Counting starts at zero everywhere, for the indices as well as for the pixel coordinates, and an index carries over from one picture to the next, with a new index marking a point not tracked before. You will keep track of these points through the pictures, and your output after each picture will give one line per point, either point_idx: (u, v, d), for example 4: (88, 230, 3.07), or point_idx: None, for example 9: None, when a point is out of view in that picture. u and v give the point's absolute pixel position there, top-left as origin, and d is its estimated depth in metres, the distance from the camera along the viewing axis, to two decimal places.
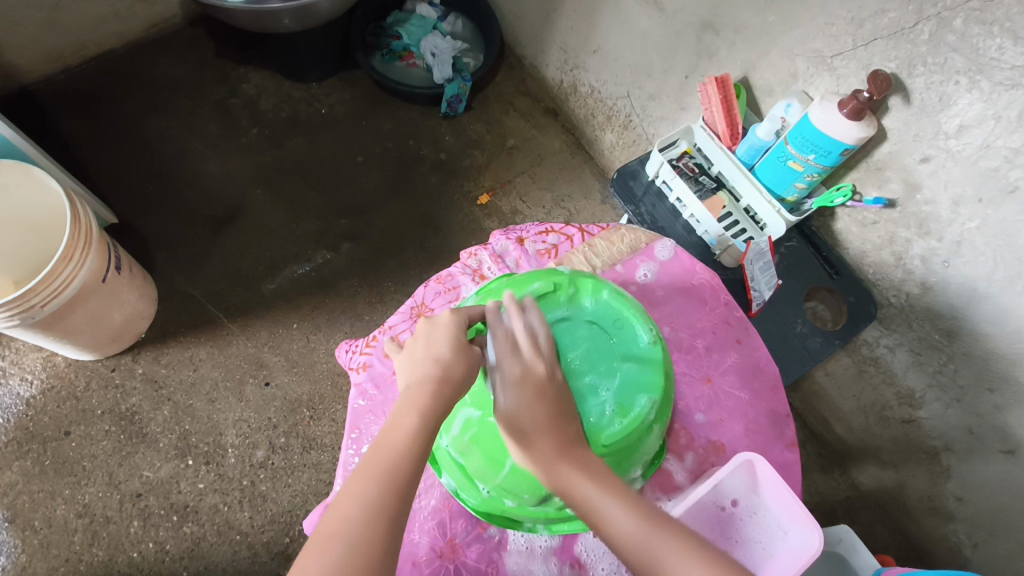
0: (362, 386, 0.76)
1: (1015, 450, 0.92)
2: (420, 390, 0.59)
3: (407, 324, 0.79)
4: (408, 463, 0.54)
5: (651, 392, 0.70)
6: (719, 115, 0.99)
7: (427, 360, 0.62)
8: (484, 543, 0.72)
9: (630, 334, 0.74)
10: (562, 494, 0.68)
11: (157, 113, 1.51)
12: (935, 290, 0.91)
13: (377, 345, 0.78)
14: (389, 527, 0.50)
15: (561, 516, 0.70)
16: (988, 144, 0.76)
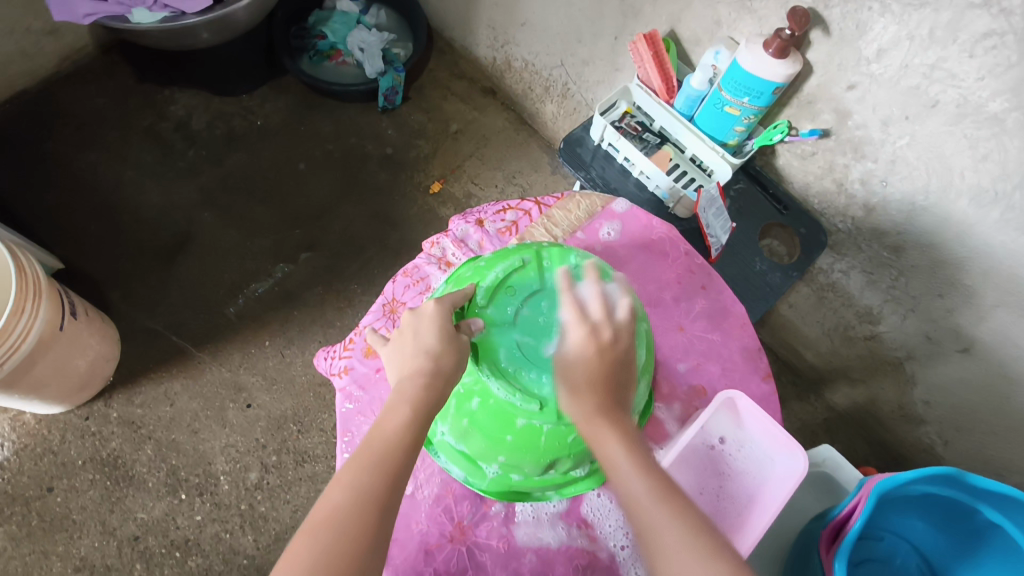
0: (347, 390, 0.73)
1: (969, 348, 0.98)
2: (411, 383, 0.60)
3: (382, 321, 0.78)
4: (398, 456, 0.56)
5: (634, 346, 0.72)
6: (653, 72, 1.01)
7: (417, 353, 0.62)
8: (491, 520, 0.73)
9: None
10: (565, 460, 0.70)
11: (85, 149, 1.46)
12: (877, 209, 0.96)
13: (355, 348, 0.77)
14: (373, 516, 0.51)
15: (566, 480, 0.72)
16: (906, 64, 0.79)
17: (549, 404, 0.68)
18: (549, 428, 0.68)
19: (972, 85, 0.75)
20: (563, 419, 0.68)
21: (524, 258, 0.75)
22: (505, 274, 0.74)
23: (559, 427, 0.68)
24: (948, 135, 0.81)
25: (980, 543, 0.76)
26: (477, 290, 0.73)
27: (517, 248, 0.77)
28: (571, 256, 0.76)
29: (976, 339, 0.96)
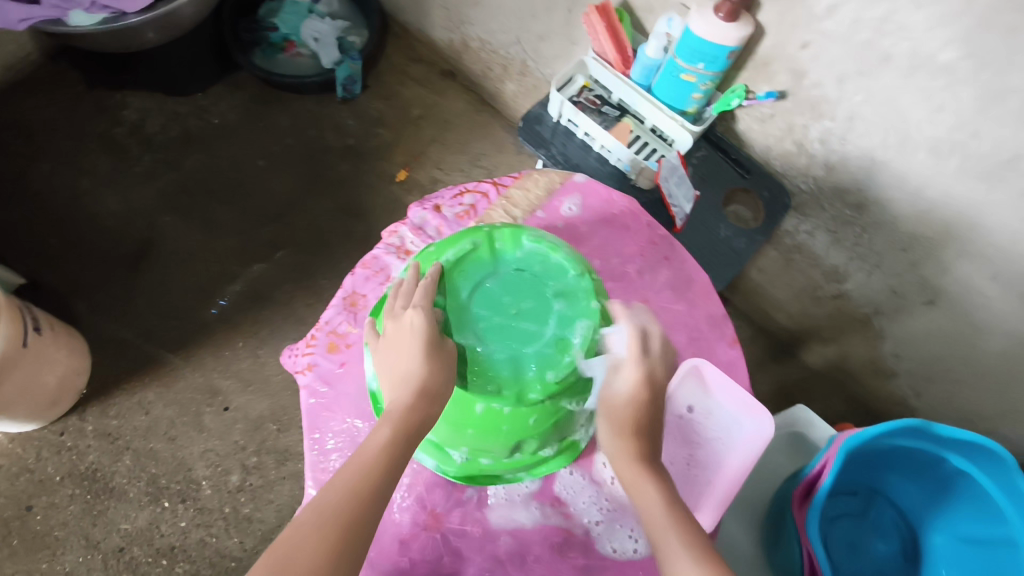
0: (311, 387, 0.73)
1: (933, 299, 0.99)
2: (397, 401, 0.61)
3: (343, 316, 0.76)
4: (371, 478, 0.55)
5: (587, 319, 0.71)
6: (607, 43, 0.99)
7: (401, 368, 0.63)
8: (464, 506, 0.73)
9: (562, 271, 0.73)
10: (532, 440, 0.70)
11: (38, 160, 1.42)
12: (837, 168, 0.96)
13: (316, 344, 0.75)
14: (335, 530, 0.51)
15: (535, 461, 0.72)
16: (857, 19, 0.78)
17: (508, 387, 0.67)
18: (510, 411, 0.67)
19: (923, 36, 0.74)
20: (523, 401, 0.67)
21: (474, 242, 0.74)
22: (456, 259, 0.72)
23: (520, 409, 0.67)
24: (902, 88, 0.80)
25: (952, 490, 0.78)
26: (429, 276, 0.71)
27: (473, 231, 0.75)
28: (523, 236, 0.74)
29: (941, 290, 0.97)
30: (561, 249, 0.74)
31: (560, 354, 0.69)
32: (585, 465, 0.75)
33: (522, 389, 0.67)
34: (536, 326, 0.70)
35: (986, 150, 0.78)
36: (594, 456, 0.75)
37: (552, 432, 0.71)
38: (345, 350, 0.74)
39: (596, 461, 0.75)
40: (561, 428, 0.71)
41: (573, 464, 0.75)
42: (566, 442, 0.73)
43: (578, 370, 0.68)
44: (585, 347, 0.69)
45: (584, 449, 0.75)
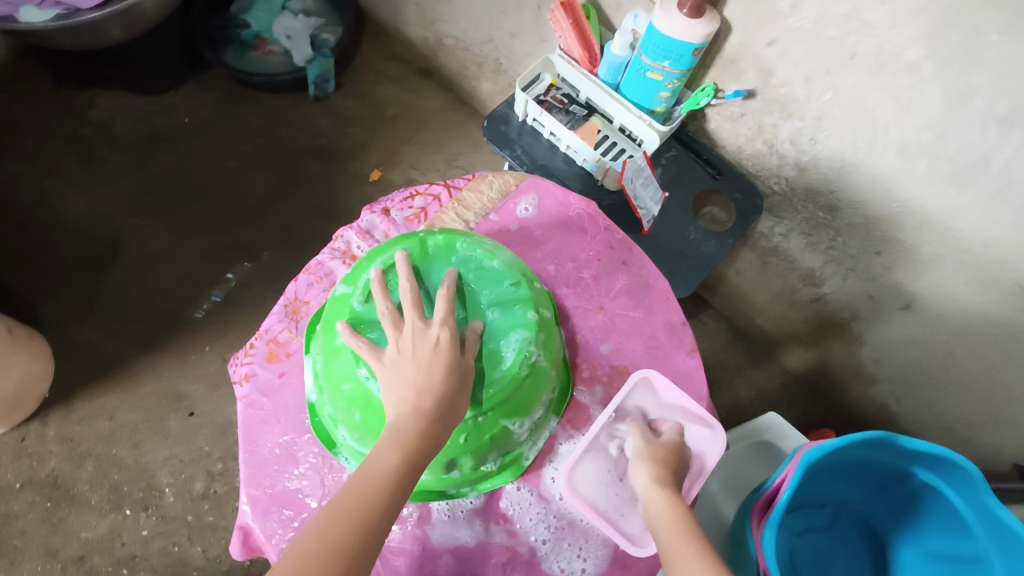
0: (248, 398, 0.71)
1: (910, 304, 0.96)
2: (406, 417, 0.56)
3: (284, 324, 0.75)
4: (379, 505, 0.51)
5: (523, 330, 0.67)
6: (573, 41, 0.96)
7: (422, 389, 0.57)
8: (403, 523, 0.68)
9: (495, 279, 0.70)
10: (466, 457, 0.65)
11: (5, 160, 1.39)
12: (809, 169, 0.92)
13: (256, 353, 0.73)
14: (337, 564, 0.46)
15: (479, 476, 0.68)
16: (822, 15, 0.76)
17: None
18: None
19: (887, 33, 0.72)
20: None
21: (405, 247, 0.71)
22: (385, 265, 0.68)
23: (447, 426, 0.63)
24: (869, 87, 0.78)
25: (919, 502, 0.76)
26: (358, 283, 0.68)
27: (404, 238, 0.72)
28: (456, 243, 0.71)
29: (916, 294, 0.94)
30: (497, 256, 0.71)
31: (492, 366, 0.65)
32: (533, 481, 0.71)
33: None
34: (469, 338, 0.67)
35: (955, 152, 0.75)
36: (542, 471, 0.71)
37: (490, 449, 0.66)
38: (284, 360, 0.73)
39: (543, 476, 0.71)
40: (500, 445, 0.67)
41: (521, 479, 0.71)
42: (510, 457, 0.69)
43: (512, 382, 0.65)
44: (520, 358, 0.66)
45: (532, 464, 0.72)
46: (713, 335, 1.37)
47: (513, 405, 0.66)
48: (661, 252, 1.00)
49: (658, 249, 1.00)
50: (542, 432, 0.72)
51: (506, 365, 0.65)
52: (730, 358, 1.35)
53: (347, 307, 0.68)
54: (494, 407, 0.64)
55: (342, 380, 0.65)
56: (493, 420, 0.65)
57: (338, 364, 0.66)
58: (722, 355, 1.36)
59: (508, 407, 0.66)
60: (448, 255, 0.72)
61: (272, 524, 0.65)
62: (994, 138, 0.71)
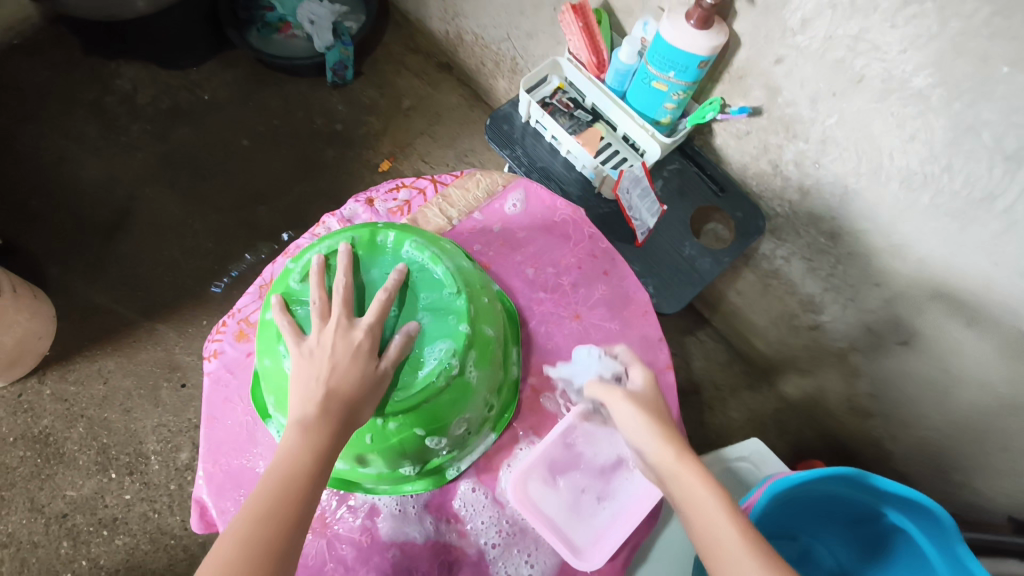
0: (214, 375, 0.72)
1: (909, 341, 0.93)
2: (306, 406, 0.56)
3: (258, 304, 0.76)
4: (291, 498, 0.51)
5: (449, 339, 0.64)
6: (582, 46, 0.95)
7: (334, 389, 0.56)
8: (354, 513, 0.69)
9: (434, 282, 0.68)
10: (375, 457, 0.64)
11: (29, 123, 1.43)
12: (812, 193, 0.90)
13: (227, 331, 0.75)
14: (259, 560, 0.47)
15: (396, 478, 0.68)
16: (830, 35, 0.73)
17: None
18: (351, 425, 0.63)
19: (896, 58, 0.69)
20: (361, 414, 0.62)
21: (356, 237, 0.70)
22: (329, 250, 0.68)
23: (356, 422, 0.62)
24: (875, 112, 0.75)
25: (889, 546, 0.73)
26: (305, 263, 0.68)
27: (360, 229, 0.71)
28: (406, 242, 0.70)
29: (916, 330, 0.90)
30: (442, 262, 0.68)
31: (409, 371, 0.62)
32: (489, 483, 0.72)
33: None
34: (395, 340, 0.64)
35: (958, 187, 0.72)
36: (498, 475, 0.72)
37: (403, 455, 0.65)
38: (253, 340, 0.74)
39: (499, 480, 0.72)
40: (414, 452, 0.65)
41: (476, 479, 0.72)
42: (432, 465, 0.68)
43: (427, 391, 0.61)
44: (439, 369, 0.62)
45: (489, 466, 0.72)
46: (711, 355, 1.35)
47: (430, 416, 0.63)
48: (655, 261, 0.99)
49: (653, 259, 0.99)
50: (470, 450, 0.71)
51: (422, 372, 0.62)
52: (726, 379, 1.32)
53: (289, 283, 0.68)
54: (406, 414, 0.61)
55: (265, 354, 0.65)
56: (403, 428, 0.62)
57: (265, 341, 0.65)
58: (718, 376, 1.33)
59: (420, 416, 0.63)
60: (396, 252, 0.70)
61: (227, 502, 0.66)
62: (999, 174, 0.68)
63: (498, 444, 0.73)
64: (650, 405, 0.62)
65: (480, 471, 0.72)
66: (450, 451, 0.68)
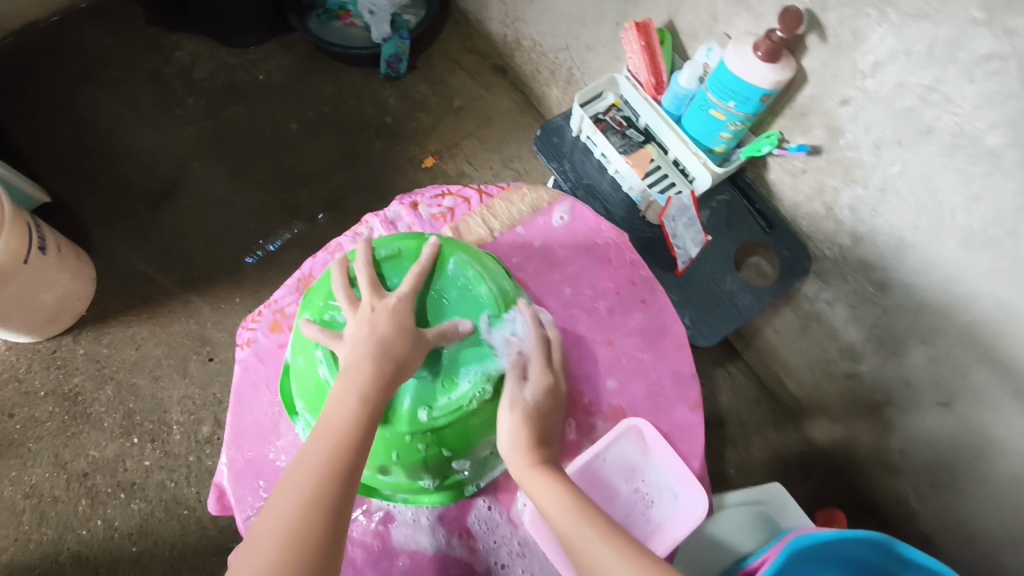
0: (245, 363, 0.73)
1: (949, 402, 0.90)
2: (361, 368, 0.57)
3: (293, 296, 0.76)
4: (350, 453, 0.53)
5: (486, 364, 0.65)
6: (641, 64, 0.94)
7: (384, 358, 0.58)
8: (367, 518, 0.69)
9: (475, 302, 0.68)
10: (395, 468, 0.64)
11: (89, 87, 1.47)
12: (866, 240, 0.87)
13: (261, 320, 0.75)
14: (322, 516, 0.49)
15: (415, 489, 0.67)
16: (902, 82, 0.71)
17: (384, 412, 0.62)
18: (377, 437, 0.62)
19: (970, 113, 0.66)
20: (389, 428, 0.62)
21: (402, 247, 0.70)
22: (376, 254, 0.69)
23: (384, 435, 0.62)
24: (941, 167, 0.72)
25: None
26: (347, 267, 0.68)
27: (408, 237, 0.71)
28: (451, 258, 0.69)
29: (959, 391, 0.87)
30: (486, 283, 0.68)
31: (444, 392, 0.64)
32: (505, 503, 0.71)
33: (394, 414, 0.62)
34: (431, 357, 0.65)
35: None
36: (516, 495, 0.71)
37: (425, 470, 0.65)
38: (286, 331, 0.75)
39: (516, 500, 0.70)
40: (436, 467, 0.65)
41: (492, 497, 0.71)
42: (451, 480, 0.67)
43: (461, 411, 0.63)
44: (472, 392, 0.63)
45: (507, 486, 0.71)
46: (738, 388, 1.32)
47: (457, 437, 0.64)
48: (696, 293, 0.97)
49: (693, 288, 0.98)
50: (492, 469, 0.69)
51: (458, 395, 0.63)
52: (752, 415, 1.30)
53: (328, 287, 0.68)
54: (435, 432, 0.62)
55: (300, 355, 0.65)
56: (432, 443, 0.63)
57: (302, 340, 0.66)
58: (744, 411, 1.30)
59: (449, 435, 0.63)
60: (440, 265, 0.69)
61: (245, 490, 0.67)
62: None
63: None
64: (533, 419, 0.62)
65: (498, 489, 0.71)
66: (470, 469, 0.67)
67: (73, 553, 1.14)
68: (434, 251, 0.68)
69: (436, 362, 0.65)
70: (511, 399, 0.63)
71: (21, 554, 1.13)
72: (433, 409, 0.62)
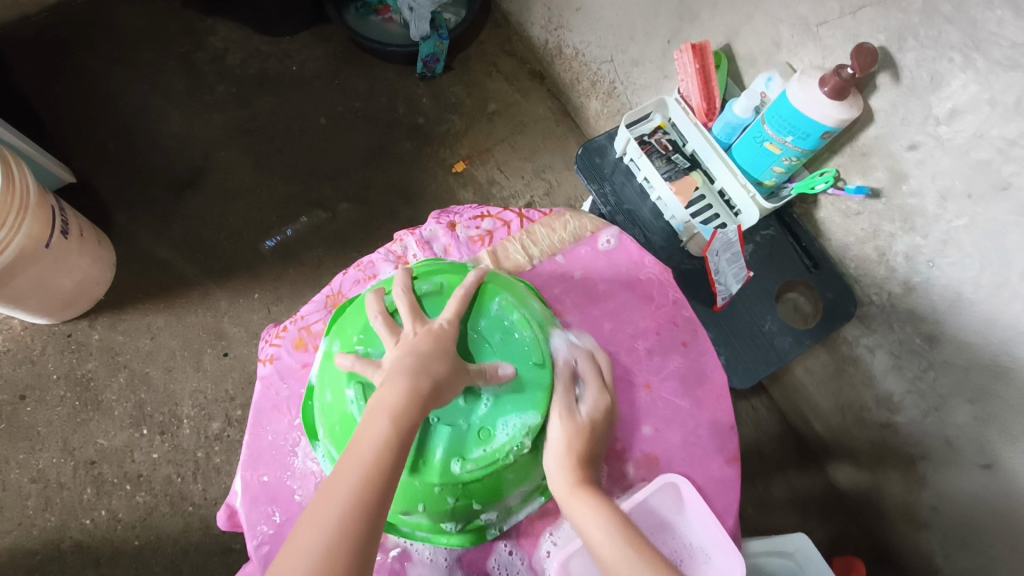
0: (268, 380, 0.76)
1: (992, 464, 0.84)
2: (393, 390, 0.52)
3: (321, 314, 0.80)
4: (380, 484, 0.47)
5: (527, 414, 0.63)
6: (694, 88, 0.90)
7: (421, 377, 0.54)
8: (384, 555, 0.69)
9: (518, 346, 0.66)
10: (420, 513, 0.62)
11: (121, 67, 1.45)
12: (919, 291, 0.83)
13: (286, 337, 0.79)
14: (348, 557, 0.43)
15: (436, 530, 0.64)
16: (982, 133, 0.66)
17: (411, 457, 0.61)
18: (404, 482, 0.61)
19: None
20: (417, 475, 0.60)
21: (442, 282, 0.69)
22: (418, 289, 0.68)
23: (412, 482, 0.60)
24: (1014, 226, 0.68)
25: None
26: (384, 299, 0.66)
27: (450, 270, 0.71)
28: (496, 298, 0.68)
29: (1003, 456, 0.82)
30: (531, 328, 0.68)
31: (479, 443, 0.62)
32: (527, 549, 0.70)
33: (425, 459, 0.61)
34: (469, 400, 0.63)
35: None
36: (538, 542, 0.70)
37: (450, 515, 0.63)
38: (310, 350, 0.78)
39: (539, 547, 0.70)
40: (461, 513, 0.63)
41: (515, 542, 0.70)
42: (474, 524, 0.65)
43: (495, 462, 0.61)
44: (510, 445, 0.62)
45: (530, 531, 0.71)
46: (761, 423, 1.28)
47: (488, 487, 0.63)
48: (733, 332, 0.97)
49: (731, 326, 0.97)
50: (515, 512, 0.68)
51: (494, 445, 0.62)
52: (774, 452, 1.26)
53: (362, 318, 0.66)
54: (465, 483, 0.61)
55: (329, 389, 0.63)
56: (462, 490, 0.62)
57: (332, 372, 0.64)
58: (766, 447, 1.26)
59: (481, 486, 0.62)
60: (483, 302, 0.68)
61: (258, 514, 0.69)
62: None
63: (543, 509, 0.71)
64: (580, 441, 0.64)
65: (521, 534, 0.70)
66: (495, 513, 0.66)
67: (75, 542, 1.12)
68: (480, 277, 0.67)
69: (474, 408, 0.63)
70: (560, 412, 0.64)
71: (24, 539, 1.12)
72: (468, 459, 0.61)
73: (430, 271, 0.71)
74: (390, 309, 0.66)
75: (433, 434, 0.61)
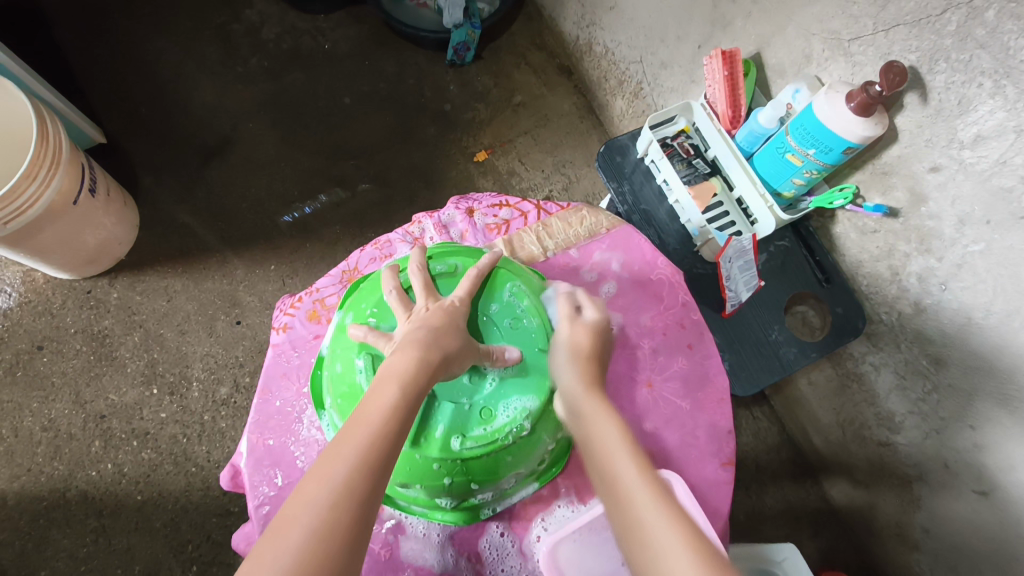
0: (280, 347, 0.79)
1: (988, 491, 0.84)
2: (403, 358, 0.53)
3: (336, 287, 0.82)
4: (386, 447, 0.48)
5: (529, 398, 0.65)
6: (720, 95, 0.90)
7: (432, 347, 0.55)
8: (379, 525, 0.71)
9: (525, 333, 0.68)
10: (417, 487, 0.64)
11: (157, 34, 1.47)
12: (928, 312, 0.83)
13: (300, 308, 0.81)
14: (352, 511, 0.43)
15: (431, 505, 0.67)
16: (1005, 160, 0.67)
17: (412, 429, 0.62)
18: (403, 454, 0.62)
19: None
20: (419, 448, 0.62)
21: (457, 265, 0.71)
22: (431, 269, 0.70)
23: (412, 455, 0.62)
24: None
25: None
26: (399, 277, 0.68)
27: (465, 251, 0.73)
28: (508, 284, 0.70)
29: (999, 484, 0.82)
30: (539, 315, 0.69)
31: (480, 422, 0.63)
32: (519, 532, 0.72)
33: (426, 433, 0.62)
34: (476, 379, 0.65)
35: None
36: (530, 527, 0.71)
37: (446, 491, 0.65)
38: (322, 322, 0.80)
39: (530, 531, 0.71)
40: (457, 490, 0.65)
41: (507, 525, 0.72)
42: (467, 502, 0.68)
43: (496, 441, 0.63)
44: (510, 427, 0.63)
45: (523, 515, 0.72)
46: (760, 433, 1.28)
47: (487, 467, 0.64)
48: (738, 338, 0.98)
49: (738, 332, 0.98)
50: (510, 496, 0.70)
51: (495, 423, 0.63)
52: (770, 463, 1.26)
53: (376, 294, 0.68)
54: (465, 460, 0.62)
55: (338, 360, 0.65)
56: (460, 467, 0.63)
57: (343, 343, 0.66)
58: (763, 456, 1.27)
59: (480, 464, 0.64)
60: (496, 290, 0.70)
61: (260, 476, 0.71)
62: None
63: (537, 495, 0.73)
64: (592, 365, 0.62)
65: (513, 517, 0.72)
66: (489, 493, 0.68)
67: (81, 492, 1.15)
68: (494, 261, 0.69)
69: (479, 387, 0.65)
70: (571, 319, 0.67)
71: (32, 485, 1.15)
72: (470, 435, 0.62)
73: (446, 252, 0.73)
74: (404, 286, 0.68)
75: (437, 411, 0.63)
